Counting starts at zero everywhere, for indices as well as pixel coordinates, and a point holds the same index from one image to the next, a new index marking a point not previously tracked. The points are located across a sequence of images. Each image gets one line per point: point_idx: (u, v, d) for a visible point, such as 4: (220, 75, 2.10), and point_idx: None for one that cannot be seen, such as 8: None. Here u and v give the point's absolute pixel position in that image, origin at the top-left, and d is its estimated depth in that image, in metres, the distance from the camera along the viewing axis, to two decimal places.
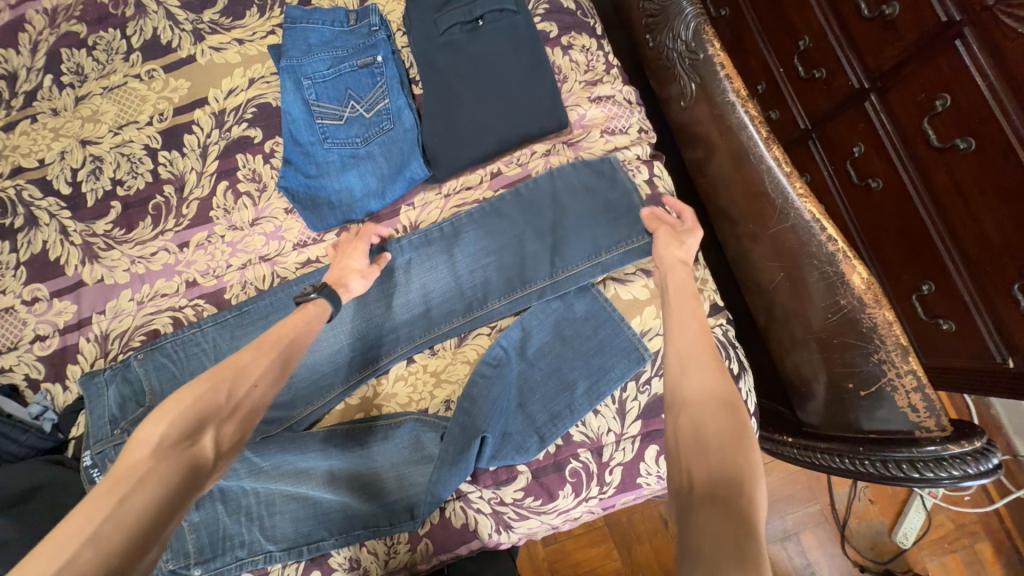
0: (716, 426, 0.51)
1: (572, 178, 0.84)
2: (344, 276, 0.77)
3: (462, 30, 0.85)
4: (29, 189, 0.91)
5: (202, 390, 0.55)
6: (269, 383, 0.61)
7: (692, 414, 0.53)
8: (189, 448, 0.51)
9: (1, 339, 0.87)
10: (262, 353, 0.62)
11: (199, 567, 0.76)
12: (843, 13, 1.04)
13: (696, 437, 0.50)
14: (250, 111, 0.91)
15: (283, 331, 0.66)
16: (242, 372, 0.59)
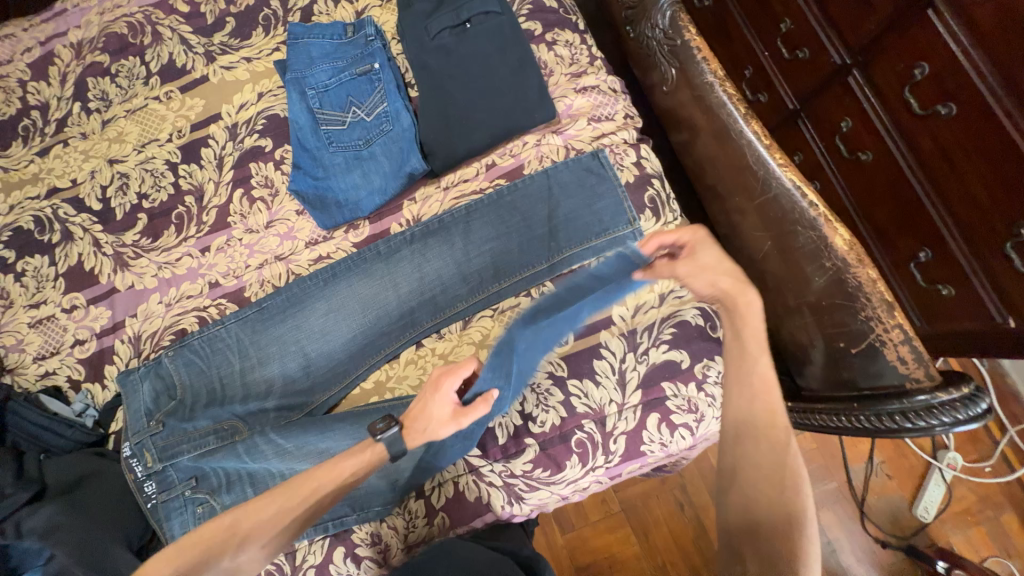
0: (774, 504, 0.58)
1: (563, 167, 0.88)
2: (422, 419, 0.73)
3: (451, 34, 0.90)
4: (64, 207, 1.00)
5: (213, 541, 0.63)
6: (276, 544, 0.65)
7: (750, 487, 0.60)
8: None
9: (44, 345, 0.95)
10: (286, 508, 0.65)
11: None
12: None
13: (755, 513, 0.58)
14: (260, 122, 0.98)
15: (318, 481, 0.68)
16: (254, 530, 0.64)
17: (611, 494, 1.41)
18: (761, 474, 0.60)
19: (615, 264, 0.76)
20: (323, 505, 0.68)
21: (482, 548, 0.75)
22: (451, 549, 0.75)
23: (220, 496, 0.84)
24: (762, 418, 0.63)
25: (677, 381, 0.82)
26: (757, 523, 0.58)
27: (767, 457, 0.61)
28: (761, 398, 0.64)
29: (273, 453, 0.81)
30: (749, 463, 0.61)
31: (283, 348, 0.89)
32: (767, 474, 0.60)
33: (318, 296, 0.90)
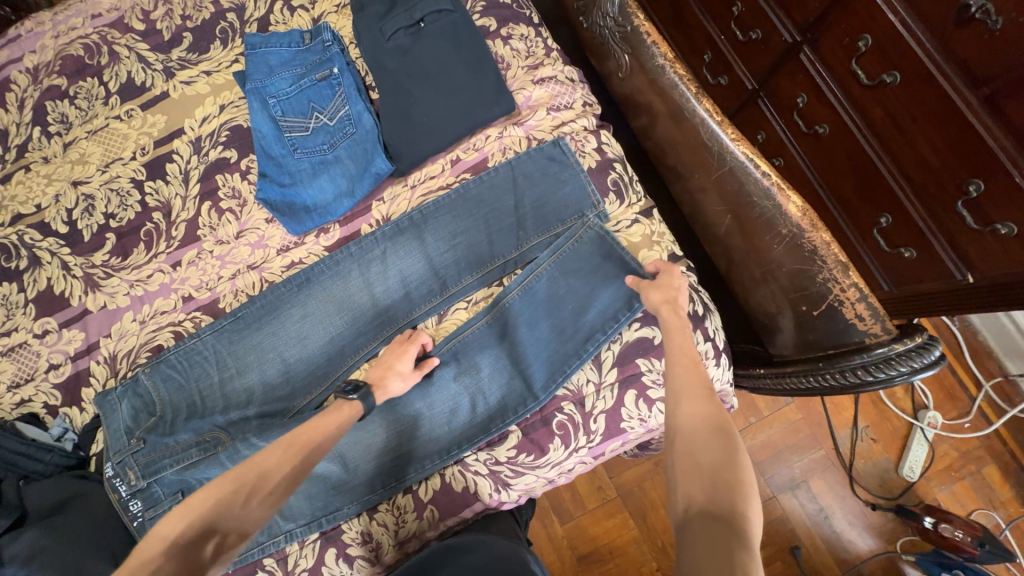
0: (713, 446, 0.54)
1: (525, 157, 0.90)
2: (382, 376, 0.80)
3: (406, 34, 0.92)
4: (30, 233, 0.99)
5: (225, 491, 0.61)
6: (282, 491, 0.65)
7: (688, 433, 0.57)
8: (195, 552, 0.56)
9: (17, 372, 0.94)
10: (287, 458, 0.66)
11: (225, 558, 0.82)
12: None
13: (696, 458, 0.54)
14: (224, 134, 0.99)
15: (313, 433, 0.71)
16: (264, 477, 0.64)
17: (607, 481, 1.42)
18: (696, 421, 0.57)
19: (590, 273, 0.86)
20: (317, 457, 0.70)
21: (499, 545, 0.79)
22: (466, 548, 0.78)
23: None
24: (695, 369, 0.64)
25: (651, 357, 0.84)
26: (698, 467, 0.53)
27: (701, 404, 0.59)
28: (686, 358, 0.66)
29: None
30: (687, 411, 0.59)
31: (262, 356, 0.90)
32: (702, 420, 0.57)
33: (293, 301, 0.91)
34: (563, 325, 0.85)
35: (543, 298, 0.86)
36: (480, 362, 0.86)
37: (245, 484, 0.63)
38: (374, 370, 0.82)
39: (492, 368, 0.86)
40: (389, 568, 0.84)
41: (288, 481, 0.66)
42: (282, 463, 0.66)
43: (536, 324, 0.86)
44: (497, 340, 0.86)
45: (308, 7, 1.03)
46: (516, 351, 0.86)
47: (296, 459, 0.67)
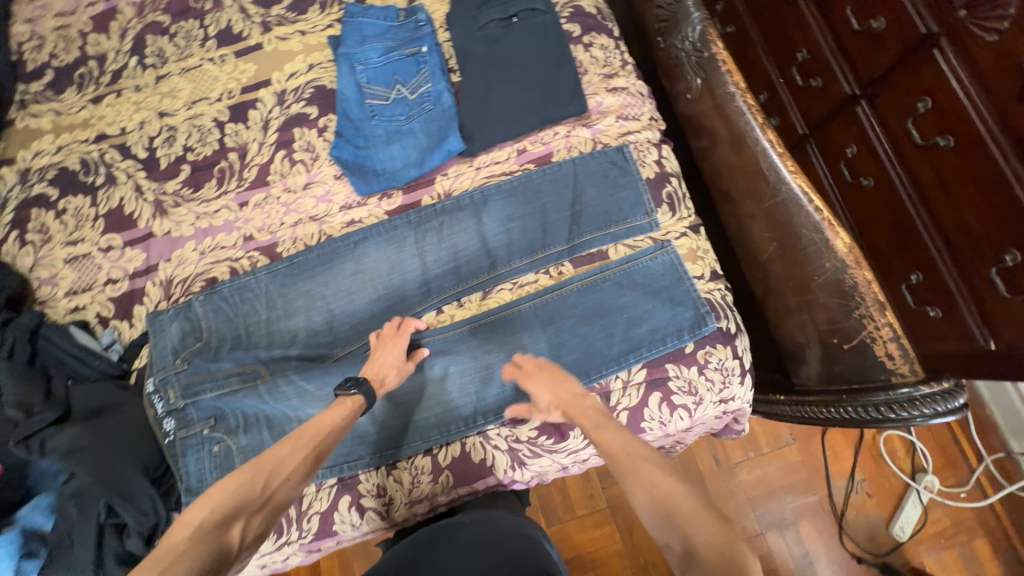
0: (665, 502, 0.54)
1: (589, 158, 0.95)
2: (381, 371, 0.82)
3: (497, 24, 0.97)
4: (112, 153, 1.05)
5: (243, 478, 0.61)
6: (300, 477, 0.66)
7: (645, 506, 0.56)
8: (223, 535, 0.55)
9: (77, 280, 0.99)
10: (300, 448, 0.67)
11: None
12: (836, 26, 1.14)
13: (666, 527, 0.53)
14: (308, 91, 1.05)
15: (322, 425, 0.72)
16: (279, 464, 0.64)
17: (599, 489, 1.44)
18: (642, 486, 0.57)
19: (643, 280, 0.90)
20: (325, 450, 0.71)
21: (499, 525, 0.81)
22: (469, 528, 0.80)
23: (237, 437, 0.87)
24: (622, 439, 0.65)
25: (679, 363, 0.87)
26: (672, 533, 0.52)
27: (639, 463, 0.60)
28: (597, 428, 0.68)
29: (295, 395, 0.86)
30: (628, 482, 0.59)
31: (310, 303, 0.93)
32: (640, 486, 0.58)
33: (348, 257, 0.95)
34: (603, 324, 0.88)
35: (589, 293, 0.90)
36: (515, 342, 0.89)
37: (262, 470, 0.62)
38: (369, 365, 0.82)
39: (526, 350, 0.89)
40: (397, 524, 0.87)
41: (301, 473, 0.66)
42: (291, 454, 0.66)
43: (578, 314, 0.89)
44: (537, 324, 0.89)
45: None
46: (554, 338, 0.89)
47: (305, 453, 0.68)
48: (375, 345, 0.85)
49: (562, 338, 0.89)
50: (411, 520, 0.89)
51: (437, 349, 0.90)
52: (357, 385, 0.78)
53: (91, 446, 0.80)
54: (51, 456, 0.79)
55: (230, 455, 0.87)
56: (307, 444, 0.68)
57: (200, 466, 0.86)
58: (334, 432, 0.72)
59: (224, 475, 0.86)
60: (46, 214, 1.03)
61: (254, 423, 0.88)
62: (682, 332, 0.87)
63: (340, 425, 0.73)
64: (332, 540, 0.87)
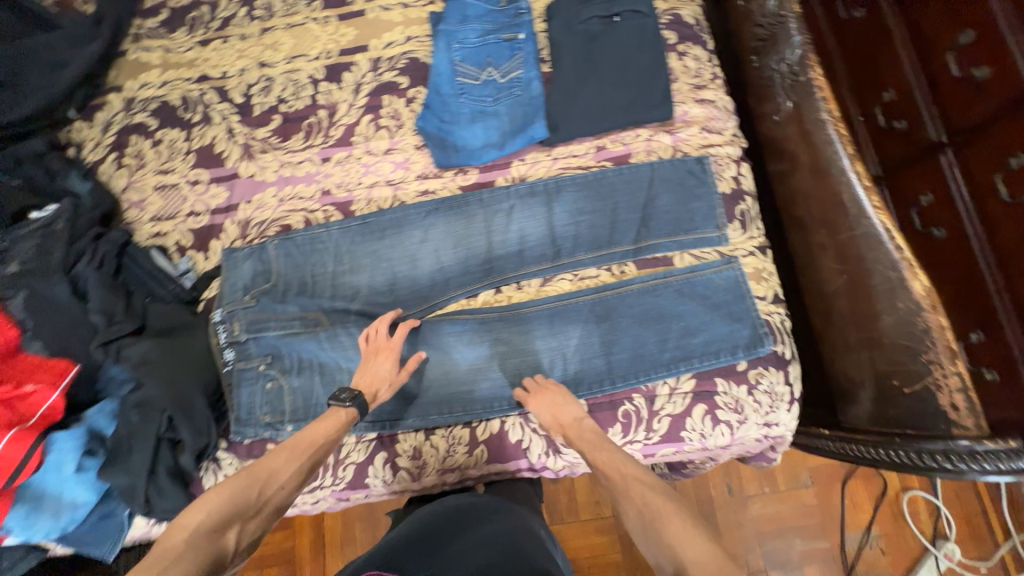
0: (653, 518, 0.64)
1: (668, 164, 0.95)
2: (375, 385, 0.82)
3: (599, 21, 0.97)
4: (211, 94, 1.11)
5: (238, 487, 0.64)
6: (294, 484, 0.70)
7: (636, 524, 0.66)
8: (217, 540, 0.60)
9: (163, 208, 1.04)
10: (294, 458, 0.71)
11: (292, 424, 0.89)
12: (940, 47, 0.88)
13: (654, 540, 0.62)
14: (402, 62, 1.08)
15: (314, 436, 0.74)
16: (272, 474, 0.68)
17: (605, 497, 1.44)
18: (632, 506, 0.67)
19: (705, 292, 0.90)
20: (318, 459, 0.74)
21: (505, 522, 0.80)
22: (467, 524, 0.78)
23: (289, 378, 0.91)
24: (609, 458, 0.74)
25: (729, 379, 0.87)
26: (659, 547, 0.61)
27: (630, 484, 0.69)
28: (591, 448, 0.77)
29: (354, 347, 0.90)
30: (622, 502, 0.68)
31: (375, 263, 0.96)
32: (630, 505, 0.67)
33: (417, 225, 0.98)
34: (658, 328, 0.89)
35: (649, 295, 0.90)
36: (568, 332, 0.91)
37: (256, 480, 0.66)
38: (362, 375, 0.83)
39: (578, 342, 0.90)
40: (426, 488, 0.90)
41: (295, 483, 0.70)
42: (289, 465, 0.70)
43: (635, 315, 0.90)
44: (593, 318, 0.91)
45: None
46: (607, 335, 0.90)
47: (298, 464, 0.71)
48: (367, 357, 0.85)
49: (616, 336, 0.89)
50: (439, 487, 0.91)
51: (493, 326, 0.92)
52: (351, 396, 0.79)
53: (163, 364, 0.84)
54: (125, 365, 0.83)
55: (281, 393, 0.90)
56: (301, 455, 0.72)
57: (251, 400, 0.90)
58: (327, 444, 0.75)
59: (272, 411, 0.90)
60: (144, 142, 1.10)
61: (308, 368, 0.91)
62: (736, 349, 0.87)
63: (331, 434, 0.75)
64: (360, 492, 0.90)
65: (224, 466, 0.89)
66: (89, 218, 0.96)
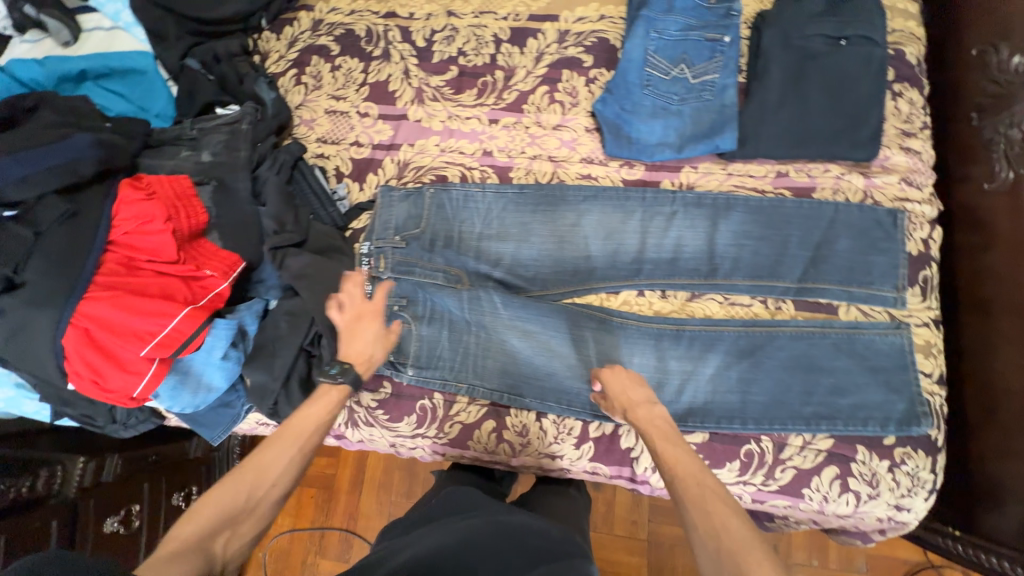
0: (732, 547, 0.54)
1: (855, 209, 0.88)
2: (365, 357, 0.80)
3: (825, 42, 0.89)
4: (394, 32, 1.13)
5: (231, 487, 0.63)
6: (289, 478, 0.68)
7: (706, 542, 0.56)
8: (208, 547, 0.58)
9: (330, 132, 1.08)
10: (284, 449, 0.68)
11: (412, 369, 0.90)
12: None
13: (727, 571, 0.53)
14: (589, 40, 1.06)
15: (305, 422, 0.72)
16: (265, 470, 0.66)
17: (644, 520, 1.33)
18: (704, 519, 0.57)
19: (867, 353, 0.83)
20: (314, 447, 0.71)
21: (549, 536, 0.73)
22: (538, 558, 0.68)
23: (419, 325, 0.92)
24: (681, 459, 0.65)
25: (871, 450, 0.81)
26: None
27: (708, 498, 0.59)
28: (665, 443, 0.68)
29: (488, 313, 0.90)
30: (693, 510, 0.59)
31: (523, 235, 0.95)
32: (704, 521, 0.57)
33: (571, 208, 0.96)
34: (804, 378, 0.84)
35: (803, 341, 0.85)
36: (706, 360, 0.86)
37: (246, 481, 0.64)
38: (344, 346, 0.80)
39: (714, 371, 0.86)
40: (521, 466, 0.90)
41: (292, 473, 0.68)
42: (280, 458, 0.68)
43: (783, 358, 0.85)
44: (736, 349, 0.86)
45: None
46: (747, 372, 0.85)
47: (292, 454, 0.69)
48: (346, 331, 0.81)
49: (756, 374, 0.85)
50: (532, 469, 0.91)
51: (628, 328, 0.89)
52: (342, 372, 0.76)
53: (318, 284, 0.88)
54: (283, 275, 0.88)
55: (408, 337, 0.91)
56: (295, 442, 0.70)
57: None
58: (321, 425, 0.72)
59: (397, 352, 0.91)
60: (323, 65, 1.12)
61: (439, 320, 0.92)
62: (887, 422, 0.80)
63: (324, 415, 0.73)
64: (461, 452, 0.91)
65: None
66: (269, 126, 1.01)
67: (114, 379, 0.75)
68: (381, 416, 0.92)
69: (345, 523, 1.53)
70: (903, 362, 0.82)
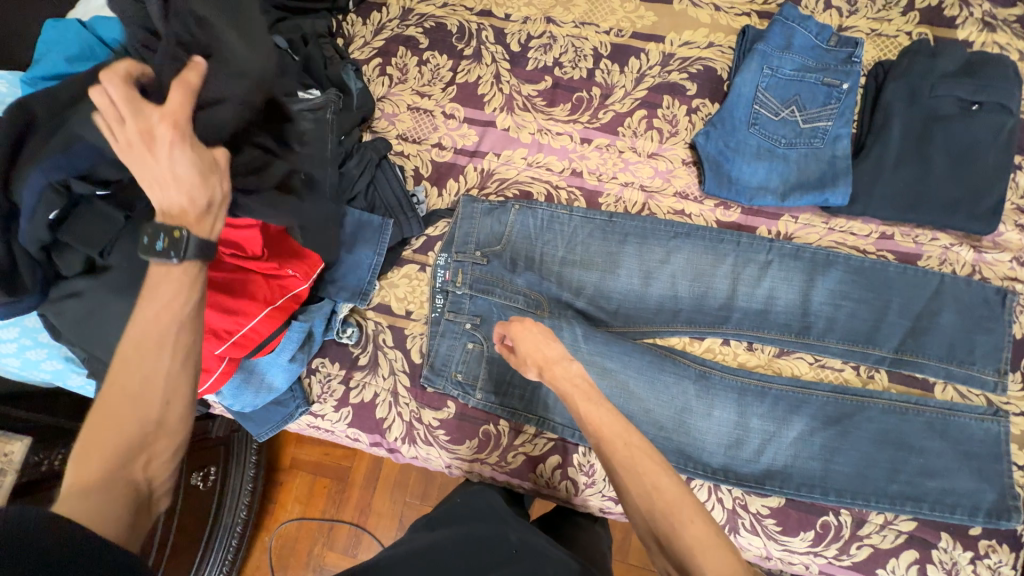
0: (663, 506, 0.57)
1: (964, 284, 0.84)
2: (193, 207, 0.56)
3: (956, 104, 0.85)
4: (488, 32, 1.07)
5: (119, 412, 0.52)
6: (181, 385, 0.55)
7: (640, 501, 0.58)
8: (122, 478, 0.51)
9: (412, 130, 1.03)
10: (159, 352, 0.53)
11: (481, 393, 0.87)
12: None
13: (661, 528, 0.56)
14: (694, 67, 1.01)
15: (169, 312, 0.54)
16: (144, 384, 0.53)
17: None
18: (636, 483, 0.59)
19: (960, 438, 0.80)
20: (195, 339, 0.56)
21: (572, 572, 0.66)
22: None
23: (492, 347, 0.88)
24: (603, 423, 0.63)
25: (955, 539, 0.78)
26: (669, 541, 0.55)
27: (638, 459, 0.60)
28: (588, 406, 0.65)
29: (568, 344, 0.85)
30: (625, 476, 0.59)
31: (608, 266, 0.91)
32: (635, 484, 0.59)
33: (661, 243, 0.91)
34: (892, 455, 0.80)
35: (894, 415, 0.82)
36: (790, 423, 0.83)
37: (125, 406, 0.52)
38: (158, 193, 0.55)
39: (796, 435, 0.83)
40: (579, 505, 0.88)
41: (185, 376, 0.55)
42: (159, 364, 0.53)
43: (873, 431, 0.82)
44: (823, 416, 0.83)
45: (844, 12, 0.99)
46: (832, 440, 0.82)
47: (173, 358, 0.54)
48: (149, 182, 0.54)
49: (842, 444, 0.82)
50: (588, 509, 0.89)
51: (711, 377, 0.86)
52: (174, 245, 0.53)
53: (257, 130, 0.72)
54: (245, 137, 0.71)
55: (480, 358, 0.88)
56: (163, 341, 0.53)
57: (449, 355, 0.89)
58: (189, 313, 0.56)
59: (465, 372, 0.88)
60: (410, 57, 1.07)
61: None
62: (976, 511, 0.77)
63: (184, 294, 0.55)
64: (520, 483, 0.88)
65: (402, 403, 0.90)
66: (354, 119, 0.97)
67: None
68: (442, 436, 0.89)
69: (357, 518, 1.24)
70: (996, 451, 0.79)
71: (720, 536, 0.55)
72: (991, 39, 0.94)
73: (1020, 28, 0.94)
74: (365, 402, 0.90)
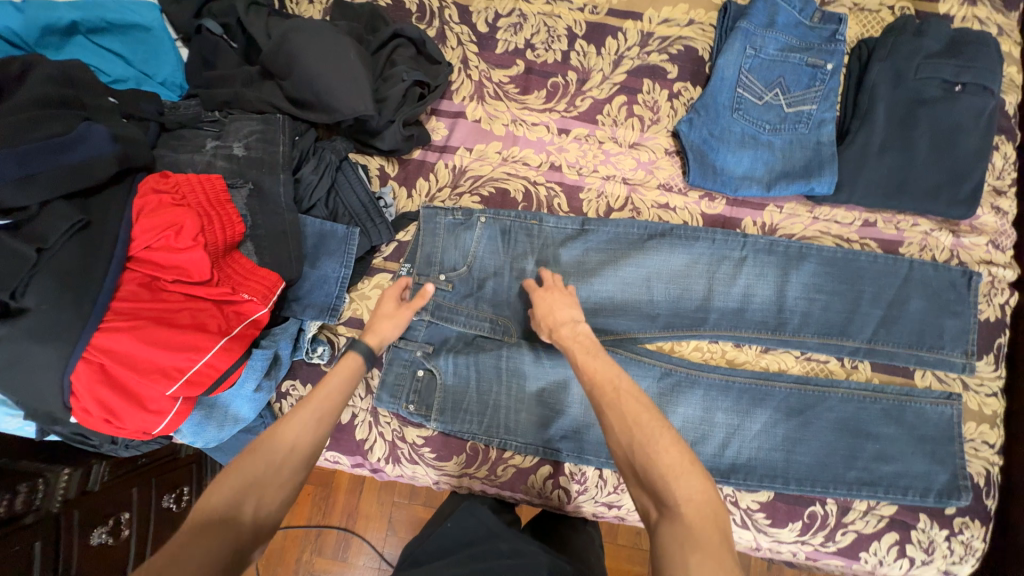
0: (642, 436, 0.54)
1: (945, 270, 0.85)
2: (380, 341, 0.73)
3: (940, 87, 0.84)
4: (451, 10, 0.97)
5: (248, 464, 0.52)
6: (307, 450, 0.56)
7: (620, 436, 0.55)
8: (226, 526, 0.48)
9: None
10: (304, 412, 0.58)
11: (436, 423, 0.82)
12: None
13: (637, 459, 0.53)
14: (675, 47, 0.94)
15: (327, 386, 0.62)
16: (281, 438, 0.55)
17: None
18: (619, 419, 0.56)
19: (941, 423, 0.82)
20: (331, 413, 0.60)
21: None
22: None
23: (444, 375, 0.83)
24: (596, 371, 0.61)
25: (933, 519, 0.81)
26: (644, 472, 0.52)
27: (624, 399, 0.57)
28: (585, 355, 0.64)
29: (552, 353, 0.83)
30: (609, 414, 0.57)
31: (589, 269, 0.87)
32: (618, 421, 0.56)
33: (645, 239, 0.87)
34: (850, 442, 0.82)
35: (879, 408, 0.83)
36: (753, 415, 0.84)
37: (265, 452, 0.54)
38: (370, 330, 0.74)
39: (783, 430, 0.83)
40: (574, 511, 0.86)
41: (303, 457, 0.55)
42: (297, 426, 0.57)
43: (833, 420, 0.83)
44: (810, 407, 0.83)
45: None
46: (821, 432, 0.83)
47: (313, 420, 0.58)
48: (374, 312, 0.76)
49: (804, 434, 0.83)
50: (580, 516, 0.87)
51: (698, 376, 0.85)
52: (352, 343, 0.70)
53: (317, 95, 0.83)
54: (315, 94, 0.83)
55: (432, 386, 0.83)
56: (308, 410, 0.59)
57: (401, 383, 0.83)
58: (341, 393, 0.63)
59: (417, 402, 0.83)
60: None
61: (462, 358, 0.83)
62: (959, 493, 0.79)
63: (345, 380, 0.64)
64: (512, 495, 0.86)
65: (383, 423, 0.85)
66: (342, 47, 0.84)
67: (131, 420, 0.62)
68: (428, 453, 0.85)
69: (344, 522, 1.19)
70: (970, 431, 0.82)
71: (697, 465, 0.52)
72: (971, 14, 0.92)
73: (999, 2, 0.92)
74: (344, 424, 0.85)
